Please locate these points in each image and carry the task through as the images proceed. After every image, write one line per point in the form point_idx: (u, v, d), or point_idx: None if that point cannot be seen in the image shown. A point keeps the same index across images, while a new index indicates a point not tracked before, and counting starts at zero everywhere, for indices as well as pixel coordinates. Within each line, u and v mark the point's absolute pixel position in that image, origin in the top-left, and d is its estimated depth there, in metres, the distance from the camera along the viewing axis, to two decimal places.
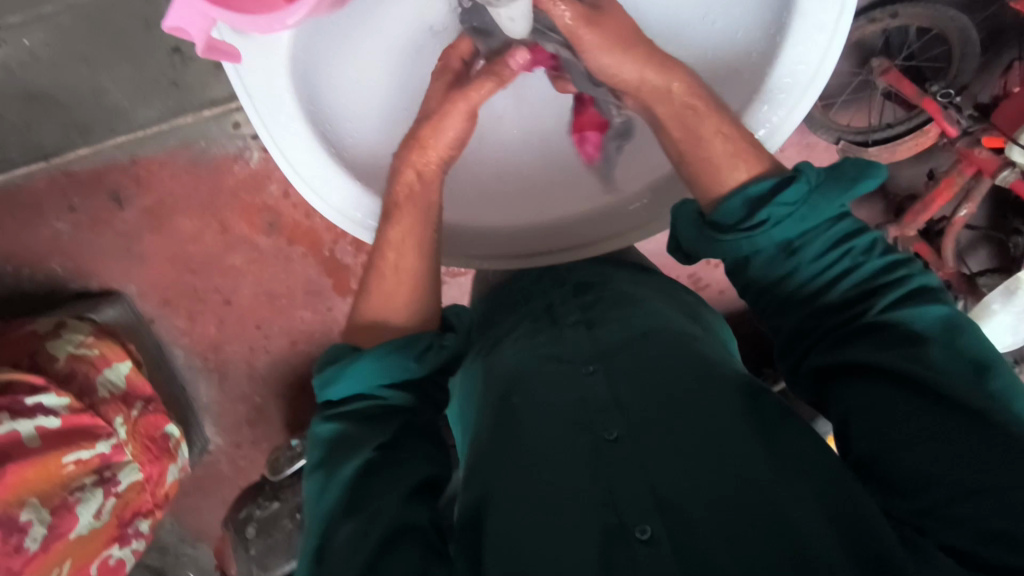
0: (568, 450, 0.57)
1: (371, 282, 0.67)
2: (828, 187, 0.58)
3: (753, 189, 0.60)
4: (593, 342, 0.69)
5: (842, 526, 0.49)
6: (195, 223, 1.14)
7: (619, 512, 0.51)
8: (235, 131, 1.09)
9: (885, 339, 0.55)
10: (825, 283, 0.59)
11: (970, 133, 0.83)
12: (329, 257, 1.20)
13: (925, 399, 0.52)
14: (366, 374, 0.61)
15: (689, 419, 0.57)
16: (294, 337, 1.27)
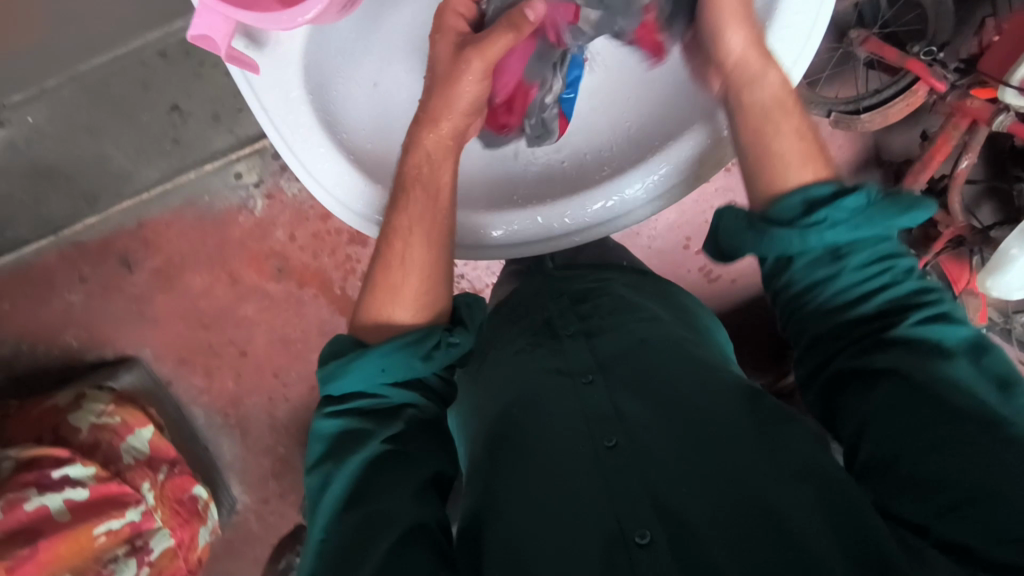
0: (572, 460, 0.57)
1: (378, 275, 0.64)
2: (887, 207, 0.57)
3: (816, 190, 0.59)
4: (593, 353, 0.66)
5: (833, 515, 0.49)
6: (204, 278, 1.14)
7: (618, 517, 0.52)
8: (237, 181, 1.09)
9: (914, 354, 0.54)
10: (869, 294, 0.58)
11: (958, 86, 0.85)
12: (340, 295, 1.18)
13: (951, 414, 0.51)
14: (373, 368, 0.58)
15: (689, 430, 0.57)
16: (313, 383, 1.24)
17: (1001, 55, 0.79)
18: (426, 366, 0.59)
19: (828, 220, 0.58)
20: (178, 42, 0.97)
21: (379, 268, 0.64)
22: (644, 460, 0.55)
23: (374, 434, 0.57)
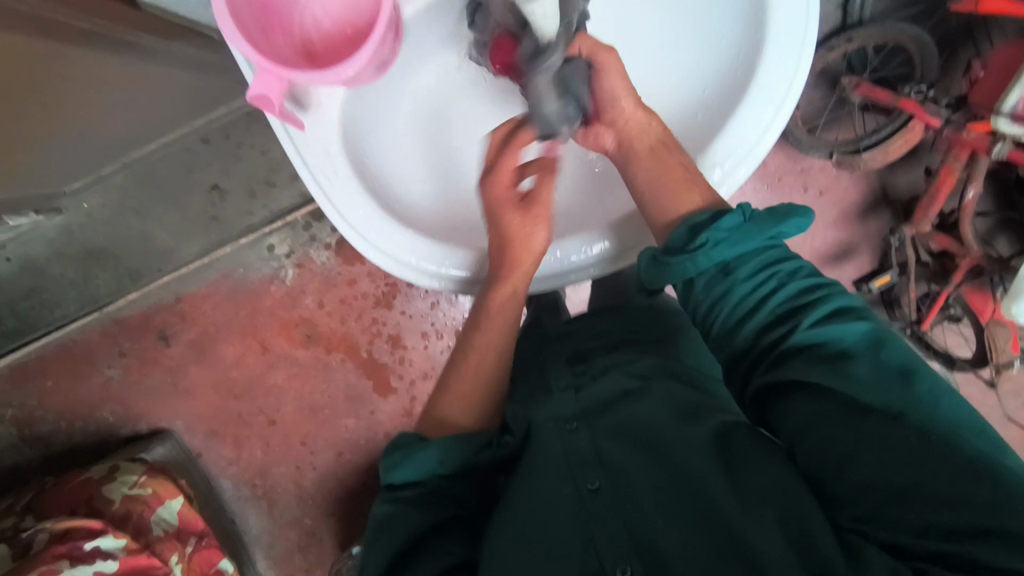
0: (553, 501, 0.54)
1: (445, 382, 0.65)
2: (764, 221, 0.53)
3: (696, 218, 0.56)
4: (582, 400, 0.62)
5: (793, 541, 0.45)
6: (236, 348, 1.19)
7: (600, 556, 0.50)
8: (270, 253, 1.15)
9: (817, 355, 0.49)
10: (767, 313, 0.52)
11: (953, 120, 0.86)
12: (367, 358, 1.21)
13: (865, 418, 0.45)
14: (429, 459, 0.58)
15: (667, 474, 0.53)
16: (340, 448, 1.24)
17: (991, 87, 0.81)
18: (477, 458, 0.60)
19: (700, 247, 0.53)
20: (219, 129, 1.08)
21: (448, 372, 0.66)
22: (624, 502, 0.52)
23: (416, 518, 0.55)
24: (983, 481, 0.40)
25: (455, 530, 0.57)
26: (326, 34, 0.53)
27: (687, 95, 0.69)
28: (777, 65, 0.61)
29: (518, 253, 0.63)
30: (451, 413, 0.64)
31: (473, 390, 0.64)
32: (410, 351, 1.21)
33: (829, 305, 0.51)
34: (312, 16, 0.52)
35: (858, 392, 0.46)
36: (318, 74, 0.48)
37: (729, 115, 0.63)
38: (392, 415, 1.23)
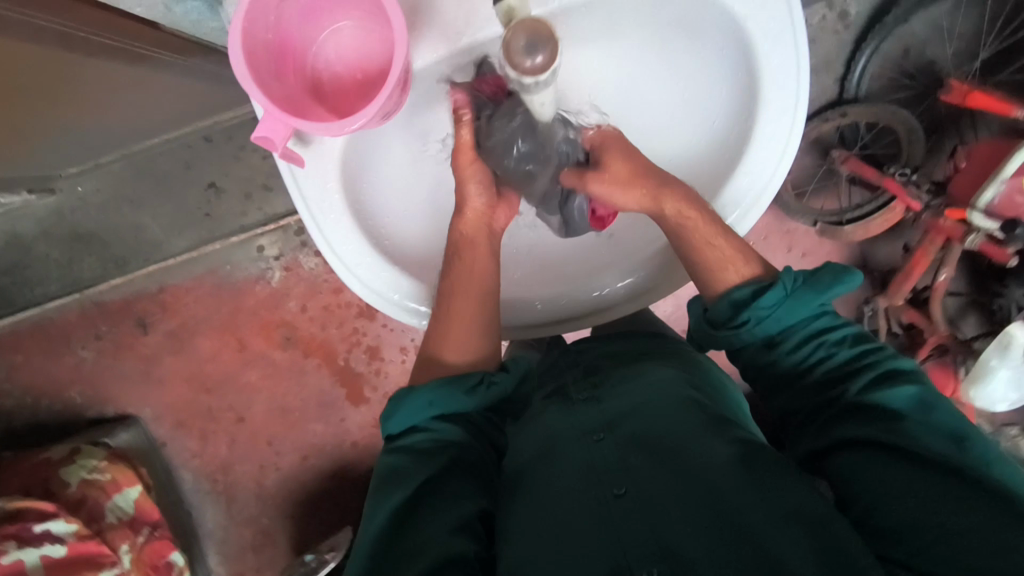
0: (577, 504, 0.54)
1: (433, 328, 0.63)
2: (807, 292, 0.56)
3: (737, 293, 0.59)
4: (604, 412, 0.62)
5: (832, 558, 0.45)
6: (214, 343, 1.19)
7: (625, 553, 0.49)
8: (259, 254, 1.15)
9: (867, 416, 0.52)
10: (817, 376, 0.56)
11: (932, 206, 0.90)
12: (343, 366, 1.21)
13: (905, 465, 0.48)
14: (421, 403, 0.57)
15: (690, 480, 0.53)
16: (305, 452, 1.24)
17: (971, 181, 0.85)
18: (467, 402, 0.58)
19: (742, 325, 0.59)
20: (223, 129, 1.08)
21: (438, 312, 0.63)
22: (648, 505, 0.52)
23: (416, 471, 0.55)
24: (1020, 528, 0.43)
25: (454, 496, 0.54)
26: (338, 78, 0.55)
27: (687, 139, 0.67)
28: (773, 120, 0.60)
29: (466, 218, 0.64)
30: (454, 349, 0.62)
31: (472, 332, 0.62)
32: (387, 364, 1.22)
33: (877, 364, 0.54)
34: (323, 59, 0.54)
35: (897, 441, 0.49)
36: (321, 127, 0.47)
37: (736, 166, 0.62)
38: (361, 425, 1.24)
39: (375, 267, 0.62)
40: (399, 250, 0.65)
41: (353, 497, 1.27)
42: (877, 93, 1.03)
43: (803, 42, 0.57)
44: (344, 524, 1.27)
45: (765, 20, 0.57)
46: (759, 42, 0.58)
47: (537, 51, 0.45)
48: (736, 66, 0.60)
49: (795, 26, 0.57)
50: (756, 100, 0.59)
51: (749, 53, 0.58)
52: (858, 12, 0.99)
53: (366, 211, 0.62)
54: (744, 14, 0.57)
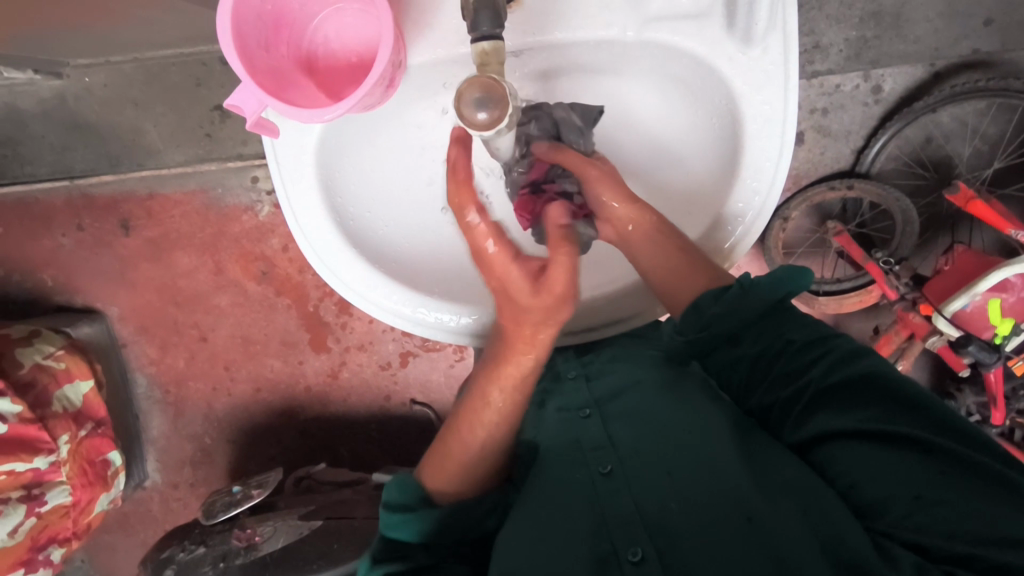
0: (571, 487, 0.61)
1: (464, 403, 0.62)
2: (769, 288, 0.58)
3: (705, 300, 0.59)
4: (597, 390, 0.68)
5: (819, 534, 0.50)
6: (192, 260, 1.20)
7: (612, 539, 0.56)
8: (252, 185, 1.16)
9: (846, 401, 0.54)
10: (777, 369, 0.58)
11: (907, 298, 0.91)
12: (311, 312, 1.22)
13: (878, 447, 0.51)
14: (425, 521, 0.62)
15: (679, 457, 0.58)
16: (259, 385, 1.26)
17: (945, 287, 0.87)
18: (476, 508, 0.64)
19: (708, 321, 0.59)
20: None
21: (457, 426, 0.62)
22: (635, 486, 0.58)
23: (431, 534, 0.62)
24: (988, 489, 0.47)
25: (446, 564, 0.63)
26: (332, 56, 0.56)
27: (678, 151, 0.65)
28: (754, 158, 0.58)
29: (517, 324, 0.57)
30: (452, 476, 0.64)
31: (492, 424, 0.61)
32: (354, 319, 1.23)
33: (837, 347, 0.56)
34: (324, 36, 0.56)
35: (860, 425, 0.52)
36: (291, 109, 0.49)
37: (722, 192, 0.61)
38: (317, 372, 1.26)
39: (352, 260, 0.62)
40: (381, 251, 0.64)
41: (294, 438, 1.30)
42: (887, 175, 1.03)
43: (790, 135, 0.57)
44: (281, 461, 1.31)
45: (761, 101, 0.56)
46: (748, 121, 0.57)
47: (487, 109, 0.47)
48: (725, 138, 0.60)
49: (786, 116, 0.56)
50: (732, 174, 0.59)
51: (737, 131, 0.58)
52: (892, 89, 0.99)
53: (353, 219, 0.63)
54: (741, 92, 0.56)
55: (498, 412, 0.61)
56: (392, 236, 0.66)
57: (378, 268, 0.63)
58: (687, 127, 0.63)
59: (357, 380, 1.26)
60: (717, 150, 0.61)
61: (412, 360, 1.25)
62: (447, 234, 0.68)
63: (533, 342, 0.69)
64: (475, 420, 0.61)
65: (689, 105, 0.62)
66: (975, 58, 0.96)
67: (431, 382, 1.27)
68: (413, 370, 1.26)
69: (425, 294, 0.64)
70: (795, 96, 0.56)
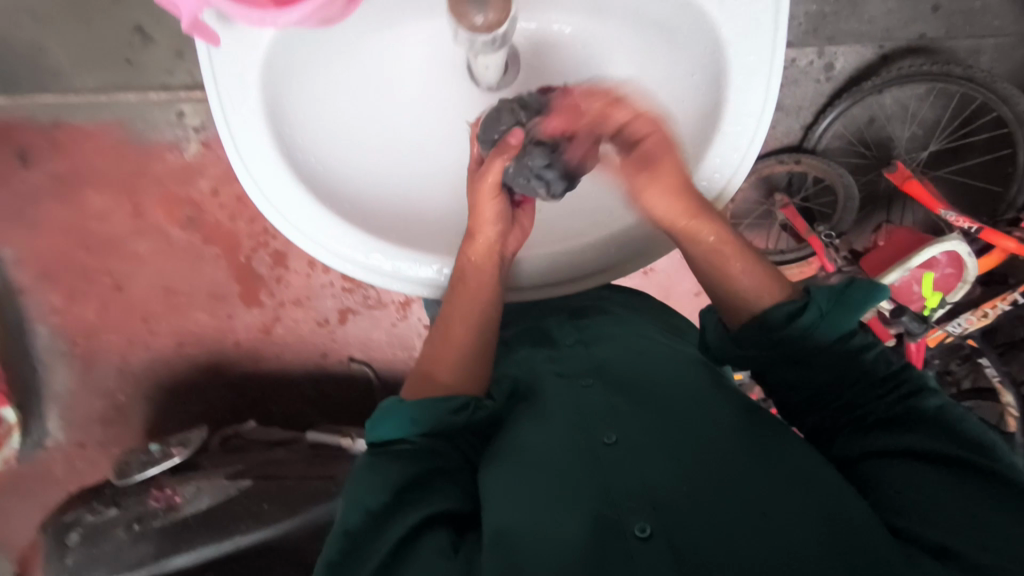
0: (568, 462, 0.53)
1: (434, 335, 0.62)
2: (840, 309, 0.54)
3: (772, 316, 0.55)
4: (591, 358, 0.64)
5: (830, 528, 0.46)
6: (104, 199, 1.07)
7: (614, 508, 0.49)
8: (177, 120, 1.05)
9: (906, 423, 0.54)
10: (828, 382, 0.56)
11: (842, 271, 0.95)
12: (243, 263, 1.14)
13: (910, 462, 0.52)
14: (403, 418, 0.54)
15: (680, 430, 0.53)
16: (182, 338, 1.17)
17: (879, 260, 0.92)
18: (448, 422, 0.55)
19: (779, 340, 0.55)
20: None
21: (434, 334, 0.61)
22: (641, 459, 0.51)
23: (397, 464, 0.52)
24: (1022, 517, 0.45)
25: (428, 491, 0.53)
26: None
27: (661, 108, 0.61)
28: (737, 111, 0.55)
29: (477, 246, 0.58)
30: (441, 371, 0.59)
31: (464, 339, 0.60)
32: (290, 273, 1.16)
33: (908, 379, 0.55)
34: None
35: (897, 442, 0.53)
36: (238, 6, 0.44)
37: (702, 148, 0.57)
38: (248, 327, 1.19)
39: (292, 189, 0.55)
40: (335, 188, 0.58)
41: (222, 396, 1.23)
42: (831, 151, 1.07)
43: (774, 89, 0.54)
44: (206, 419, 1.24)
45: (746, 51, 0.54)
46: (733, 70, 0.54)
47: (485, 12, 0.51)
48: (708, 89, 0.57)
49: (772, 69, 0.54)
50: (714, 130, 0.56)
51: (721, 83, 0.55)
52: (843, 68, 1.02)
53: (299, 151, 0.56)
54: (727, 40, 0.54)
55: (478, 313, 0.60)
56: (341, 176, 0.60)
57: (330, 207, 0.56)
58: (668, 80, 0.61)
59: (293, 336, 1.21)
60: (698, 107, 0.59)
61: (352, 318, 1.21)
62: (409, 183, 0.64)
63: None
64: (450, 324, 0.60)
65: (671, 55, 0.59)
66: (921, 42, 0.99)
67: (371, 341, 1.24)
68: (350, 328, 1.22)
69: (380, 238, 0.58)
70: (783, 43, 0.53)
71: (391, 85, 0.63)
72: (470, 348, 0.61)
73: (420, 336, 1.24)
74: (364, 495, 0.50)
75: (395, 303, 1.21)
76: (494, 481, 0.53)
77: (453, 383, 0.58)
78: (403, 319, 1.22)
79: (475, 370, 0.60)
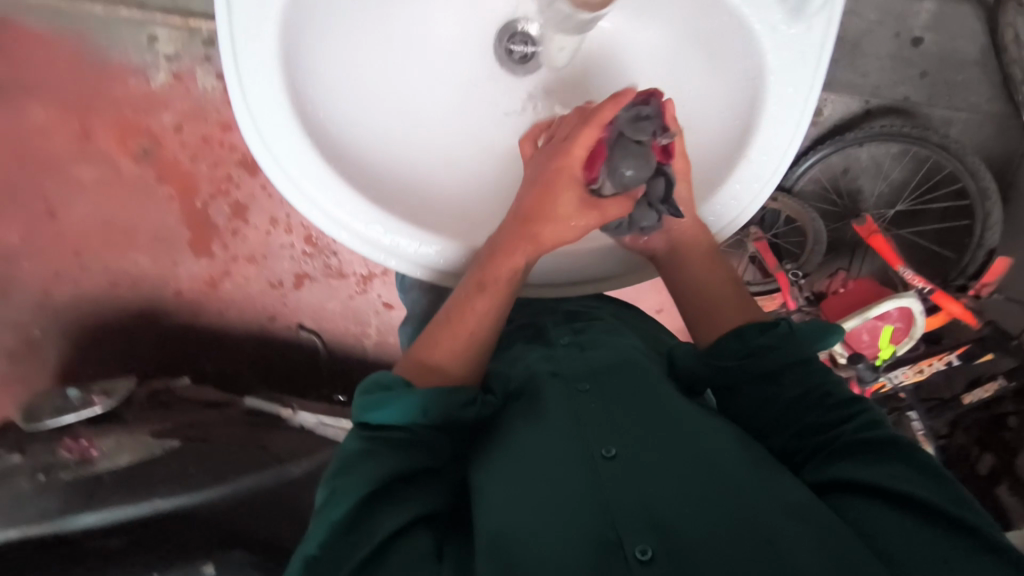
0: (565, 471, 0.50)
1: (439, 322, 0.57)
2: (803, 336, 0.58)
3: (745, 334, 0.59)
4: (586, 362, 0.61)
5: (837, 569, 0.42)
6: (39, 113, 0.89)
7: (616, 528, 0.46)
8: (148, 45, 0.90)
9: (874, 456, 0.51)
10: (790, 405, 0.56)
11: (803, 310, 0.99)
12: (199, 209, 1.04)
13: (876, 503, 0.48)
14: (411, 407, 0.50)
15: (682, 450, 0.51)
16: (116, 279, 1.06)
17: (841, 304, 0.98)
18: (455, 413, 0.52)
19: (749, 353, 0.58)
20: None
21: (439, 322, 0.57)
22: (642, 475, 0.49)
23: (385, 454, 0.49)
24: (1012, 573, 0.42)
25: (411, 491, 0.50)
26: None
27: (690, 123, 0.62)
28: (770, 139, 0.55)
29: (508, 238, 0.56)
30: (439, 355, 0.56)
31: (476, 334, 0.57)
32: (248, 228, 1.08)
33: (869, 414, 0.54)
34: None
35: (856, 474, 0.50)
36: None
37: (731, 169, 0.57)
38: (193, 278, 1.09)
39: (298, 137, 0.49)
40: (340, 151, 0.54)
41: (152, 347, 1.15)
42: (807, 194, 1.10)
43: (806, 124, 0.55)
44: (132, 368, 1.16)
45: (786, 84, 0.55)
46: (771, 98, 0.55)
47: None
48: (741, 112, 0.57)
49: (807, 105, 0.55)
50: (740, 153, 0.56)
51: (755, 110, 0.56)
52: (829, 115, 1.06)
53: (310, 98, 0.52)
54: (771, 69, 0.55)
55: (496, 304, 0.57)
56: (348, 134, 0.56)
57: (330, 161, 0.51)
58: (694, 97, 0.62)
59: (240, 294, 1.13)
60: (727, 128, 0.59)
61: (307, 284, 1.15)
62: (417, 163, 0.61)
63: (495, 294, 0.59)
64: (463, 315, 0.56)
65: (706, 73, 0.60)
66: (904, 105, 1.04)
67: (324, 310, 1.19)
68: (305, 294, 1.16)
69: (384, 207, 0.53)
70: (821, 81, 0.54)
71: (408, 54, 0.61)
72: (478, 341, 0.57)
73: (376, 314, 1.21)
74: (349, 487, 0.46)
75: (356, 276, 1.16)
76: (490, 486, 0.51)
77: (459, 376, 0.56)
78: (361, 293, 1.18)
79: (472, 363, 0.57)
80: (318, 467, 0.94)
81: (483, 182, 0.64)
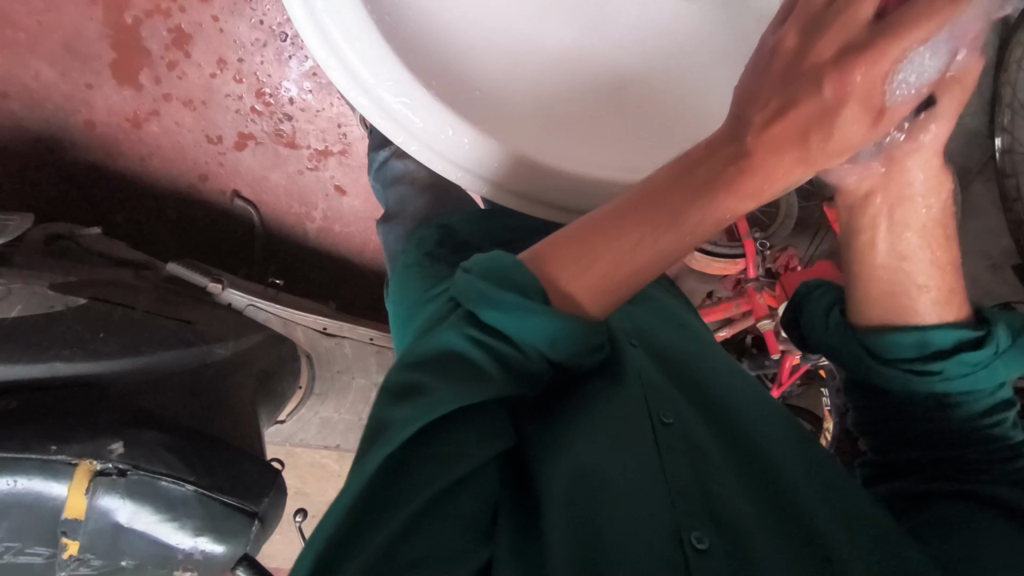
0: (631, 434, 0.45)
1: (593, 234, 0.42)
2: (1010, 356, 0.50)
3: (939, 335, 0.51)
4: (634, 319, 0.60)
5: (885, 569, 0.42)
6: None
7: (676, 508, 0.41)
8: None
9: (980, 466, 0.51)
10: (946, 415, 0.52)
11: (763, 282, 1.01)
12: (126, 25, 0.84)
13: (988, 512, 0.47)
14: (536, 329, 0.42)
15: (731, 439, 0.50)
16: (8, 89, 0.86)
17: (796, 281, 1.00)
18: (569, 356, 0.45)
19: (926, 355, 0.52)
20: None
21: (591, 228, 0.43)
22: (694, 451, 0.46)
23: (451, 380, 0.41)
24: None
25: (469, 432, 0.41)
26: None
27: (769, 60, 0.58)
28: None
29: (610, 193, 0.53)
30: (577, 287, 0.43)
31: (624, 262, 0.42)
32: (189, 65, 0.89)
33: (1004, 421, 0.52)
34: None
35: (981, 486, 0.49)
36: None
37: None
38: (109, 107, 0.91)
39: None
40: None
41: (49, 181, 0.97)
42: None
43: None
44: (19, 203, 0.96)
45: None
46: None
47: None
48: None
49: None
50: None
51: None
52: None
53: None
54: None
55: (666, 233, 0.41)
56: None
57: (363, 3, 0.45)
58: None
59: (167, 141, 0.96)
60: None
61: (251, 146, 0.98)
62: (465, 32, 0.55)
63: (546, 212, 0.54)
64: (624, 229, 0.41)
65: None
66: None
67: (266, 180, 1.03)
68: (247, 159, 1.00)
69: (417, 77, 0.48)
70: None
71: None
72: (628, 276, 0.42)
73: (324, 198, 1.07)
74: (427, 407, 0.39)
75: (309, 150, 1.01)
76: (561, 443, 0.45)
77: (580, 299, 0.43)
78: (312, 170, 1.03)
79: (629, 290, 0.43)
80: (244, 351, 0.87)
81: (554, 92, 0.57)
